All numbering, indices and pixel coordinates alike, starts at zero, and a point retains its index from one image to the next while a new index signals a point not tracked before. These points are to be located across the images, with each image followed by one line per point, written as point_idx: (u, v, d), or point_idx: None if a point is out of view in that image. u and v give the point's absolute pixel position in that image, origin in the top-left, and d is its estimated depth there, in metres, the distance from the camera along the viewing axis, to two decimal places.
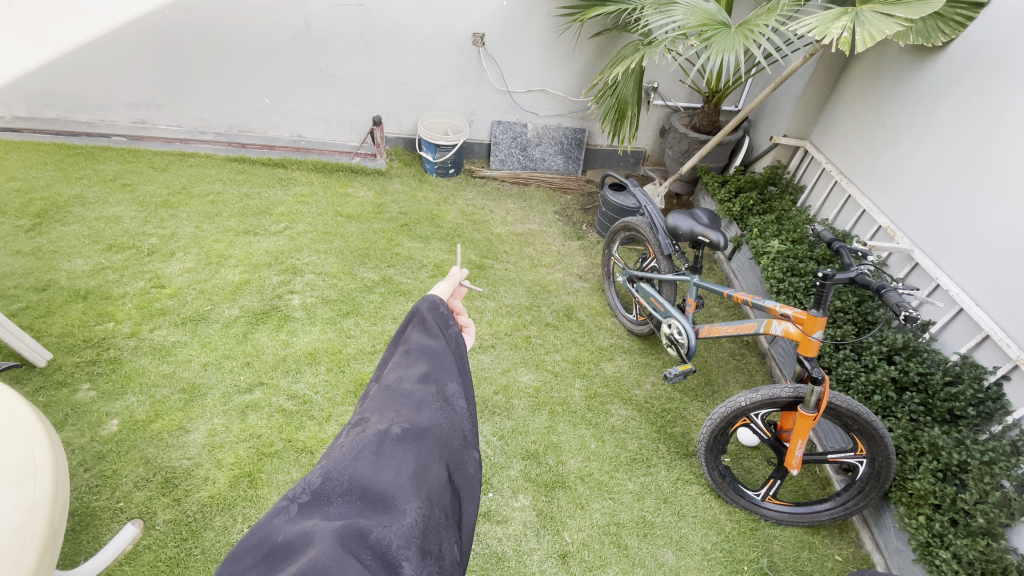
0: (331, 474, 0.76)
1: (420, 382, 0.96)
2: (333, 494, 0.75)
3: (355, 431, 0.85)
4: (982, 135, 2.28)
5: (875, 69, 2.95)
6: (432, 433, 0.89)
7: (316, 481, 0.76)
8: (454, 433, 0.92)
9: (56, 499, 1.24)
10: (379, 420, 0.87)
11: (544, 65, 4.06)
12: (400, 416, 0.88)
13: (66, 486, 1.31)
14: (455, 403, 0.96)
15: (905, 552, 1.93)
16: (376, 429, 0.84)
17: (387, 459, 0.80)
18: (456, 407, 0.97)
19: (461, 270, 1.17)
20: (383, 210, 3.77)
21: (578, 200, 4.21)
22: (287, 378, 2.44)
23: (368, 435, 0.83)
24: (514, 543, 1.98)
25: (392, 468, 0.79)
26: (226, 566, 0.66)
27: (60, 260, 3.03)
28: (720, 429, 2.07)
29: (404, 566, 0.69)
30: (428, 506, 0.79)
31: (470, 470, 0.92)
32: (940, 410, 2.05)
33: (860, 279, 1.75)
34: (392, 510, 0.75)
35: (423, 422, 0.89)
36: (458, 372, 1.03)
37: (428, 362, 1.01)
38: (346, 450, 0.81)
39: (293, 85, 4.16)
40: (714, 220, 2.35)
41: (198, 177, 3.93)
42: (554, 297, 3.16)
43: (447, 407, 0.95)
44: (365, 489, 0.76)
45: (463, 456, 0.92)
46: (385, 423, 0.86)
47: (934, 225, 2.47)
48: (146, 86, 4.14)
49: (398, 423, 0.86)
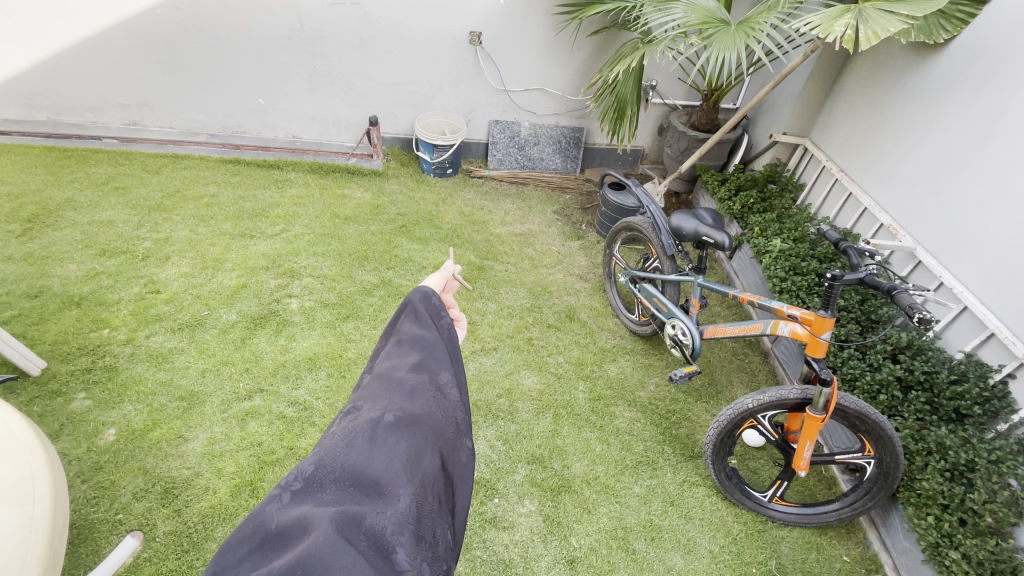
0: (324, 461, 0.73)
1: (412, 371, 0.92)
2: (326, 481, 0.72)
3: (347, 420, 0.82)
4: (983, 132, 2.27)
5: (875, 66, 2.94)
6: (425, 421, 0.85)
7: (309, 468, 0.73)
8: (446, 422, 0.89)
9: (55, 517, 1.20)
10: (372, 408, 0.84)
11: (542, 64, 4.03)
12: (393, 405, 0.85)
13: (65, 503, 1.28)
14: (448, 393, 0.93)
15: (914, 553, 1.91)
16: (367, 417, 0.81)
17: (380, 446, 0.77)
18: (449, 396, 0.93)
19: (453, 264, 1.16)
20: (381, 211, 3.73)
21: (578, 200, 4.19)
22: (287, 384, 2.41)
23: (360, 423, 0.79)
24: (521, 550, 1.95)
25: (385, 455, 0.77)
26: (220, 555, 0.63)
27: (53, 266, 2.97)
28: (727, 430, 2.05)
29: (398, 552, 0.68)
30: (421, 492, 0.77)
31: (463, 458, 0.89)
32: (946, 409, 2.04)
33: (870, 279, 1.73)
34: (385, 497, 0.72)
35: (416, 410, 0.85)
36: (452, 361, 0.99)
37: (421, 352, 0.96)
38: (338, 438, 0.77)
39: (287, 85, 4.10)
40: (719, 219, 2.33)
41: (192, 180, 3.87)
42: (556, 299, 3.14)
43: (440, 396, 0.91)
44: (358, 475, 0.73)
45: (456, 444, 0.89)
46: (377, 412, 0.83)
47: (936, 222, 2.47)
48: (138, 87, 4.08)
49: (390, 412, 0.83)
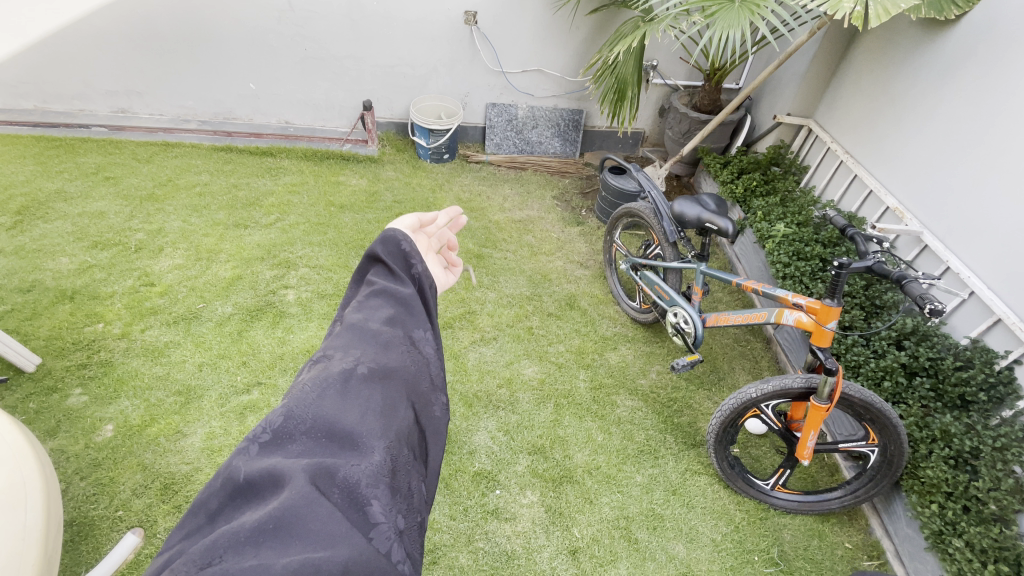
0: (293, 411, 0.64)
1: (386, 323, 0.83)
2: (296, 432, 0.63)
3: (316, 368, 0.72)
4: (994, 111, 2.21)
5: (884, 43, 2.85)
6: (400, 373, 0.77)
7: (277, 419, 0.64)
8: (422, 376, 0.81)
9: (48, 524, 1.18)
10: (344, 357, 0.74)
11: (539, 44, 3.92)
12: (366, 354, 0.76)
13: (59, 510, 1.25)
14: (422, 348, 0.84)
15: (917, 540, 1.91)
16: (339, 366, 0.72)
17: (353, 398, 0.68)
18: (424, 351, 0.85)
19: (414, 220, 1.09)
20: (377, 199, 3.67)
21: (577, 184, 4.12)
22: (286, 377, 2.39)
23: (331, 373, 0.70)
24: (524, 541, 1.95)
25: (359, 406, 0.68)
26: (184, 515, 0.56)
27: (44, 259, 2.92)
28: (730, 420, 2.03)
29: (373, 505, 0.60)
30: (397, 444, 0.67)
31: (438, 413, 0.81)
32: (951, 395, 2.02)
33: (878, 267, 1.69)
34: (360, 447, 0.63)
35: (390, 362, 0.77)
36: (427, 320, 0.90)
37: (394, 306, 0.87)
38: (307, 387, 0.68)
39: (278, 70, 4.00)
40: (722, 205, 2.27)
41: (184, 169, 3.80)
42: (555, 287, 3.10)
43: (414, 350, 0.83)
44: (331, 426, 0.64)
45: (431, 399, 0.81)
46: (350, 362, 0.74)
47: (945, 205, 2.42)
48: (125, 73, 3.98)
49: (364, 361, 0.74)
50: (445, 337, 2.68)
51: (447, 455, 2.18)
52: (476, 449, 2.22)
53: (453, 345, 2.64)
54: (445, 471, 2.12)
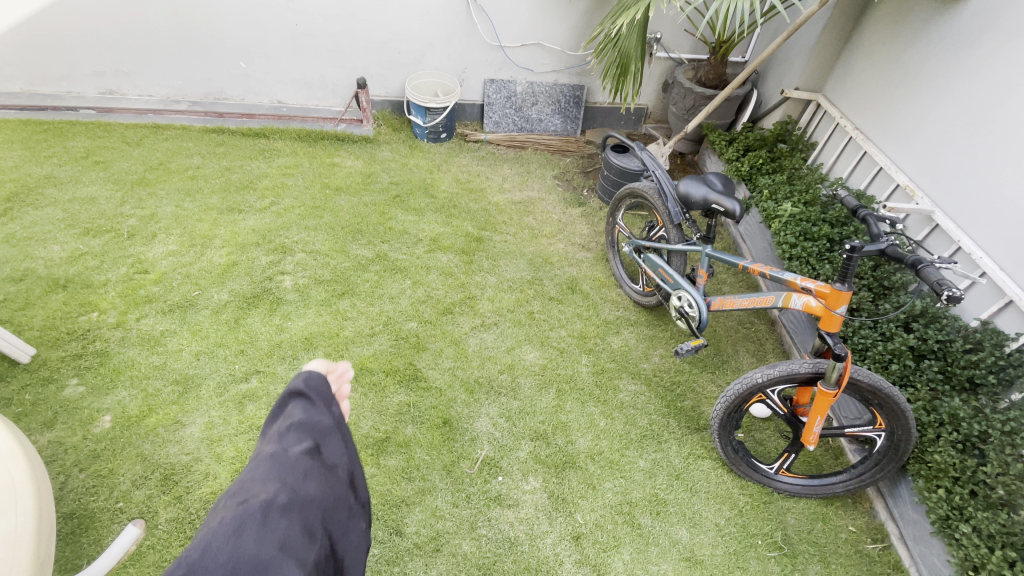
0: (212, 546, 0.72)
1: (306, 454, 0.93)
2: (214, 565, 0.70)
3: (235, 502, 0.80)
4: (1012, 85, 2.11)
5: (898, 12, 2.73)
6: (316, 503, 0.88)
7: (193, 555, 0.71)
8: (336, 507, 0.92)
9: (41, 527, 1.17)
10: (263, 489, 0.83)
11: (539, 16, 3.78)
12: (286, 486, 0.85)
13: (51, 510, 1.24)
14: (337, 479, 0.96)
15: (922, 523, 1.89)
16: (260, 499, 0.80)
17: (270, 531, 0.77)
18: (340, 481, 0.96)
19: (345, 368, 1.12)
20: (374, 180, 3.59)
21: (578, 163, 4.03)
22: (284, 365, 2.36)
23: (250, 508, 0.78)
24: (527, 527, 1.94)
25: (275, 539, 0.77)
26: None
27: (36, 247, 2.87)
28: (735, 405, 2.00)
29: None
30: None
31: (349, 541, 0.94)
32: (960, 378, 1.99)
33: (891, 250, 1.63)
34: None
35: (307, 494, 0.87)
36: (343, 446, 1.02)
37: (313, 437, 0.97)
38: (227, 521, 0.76)
39: (269, 47, 3.87)
40: (729, 185, 2.20)
41: (176, 152, 3.71)
42: (557, 270, 3.04)
43: (330, 481, 0.94)
44: (247, 562, 0.72)
45: (343, 529, 0.93)
46: (269, 493, 0.82)
47: (957, 183, 2.34)
48: (111, 52, 3.85)
49: (283, 493, 0.83)
50: (446, 323, 2.64)
51: (448, 442, 2.16)
52: (478, 436, 2.19)
53: (453, 331, 2.60)
54: (447, 458, 2.11)
